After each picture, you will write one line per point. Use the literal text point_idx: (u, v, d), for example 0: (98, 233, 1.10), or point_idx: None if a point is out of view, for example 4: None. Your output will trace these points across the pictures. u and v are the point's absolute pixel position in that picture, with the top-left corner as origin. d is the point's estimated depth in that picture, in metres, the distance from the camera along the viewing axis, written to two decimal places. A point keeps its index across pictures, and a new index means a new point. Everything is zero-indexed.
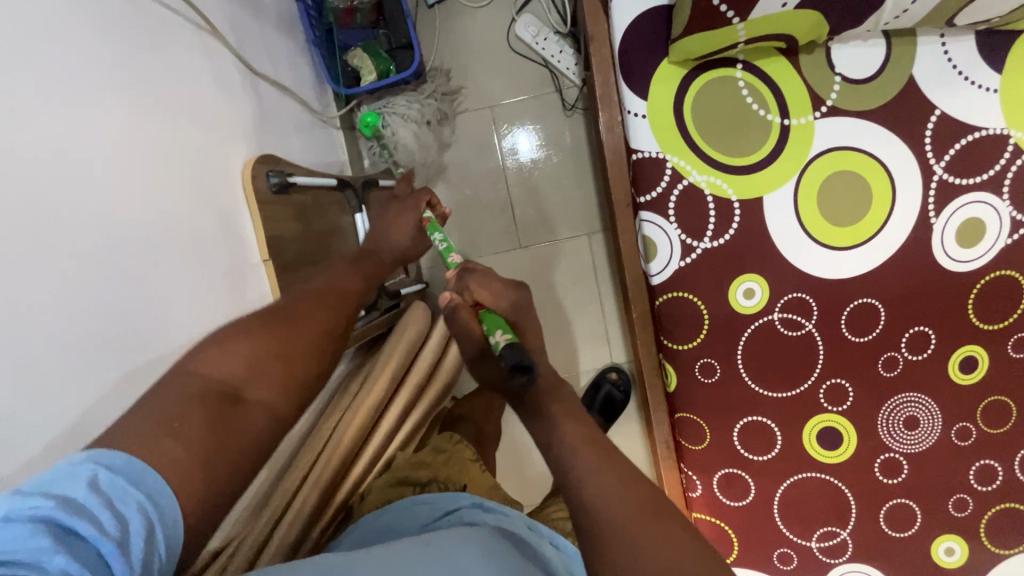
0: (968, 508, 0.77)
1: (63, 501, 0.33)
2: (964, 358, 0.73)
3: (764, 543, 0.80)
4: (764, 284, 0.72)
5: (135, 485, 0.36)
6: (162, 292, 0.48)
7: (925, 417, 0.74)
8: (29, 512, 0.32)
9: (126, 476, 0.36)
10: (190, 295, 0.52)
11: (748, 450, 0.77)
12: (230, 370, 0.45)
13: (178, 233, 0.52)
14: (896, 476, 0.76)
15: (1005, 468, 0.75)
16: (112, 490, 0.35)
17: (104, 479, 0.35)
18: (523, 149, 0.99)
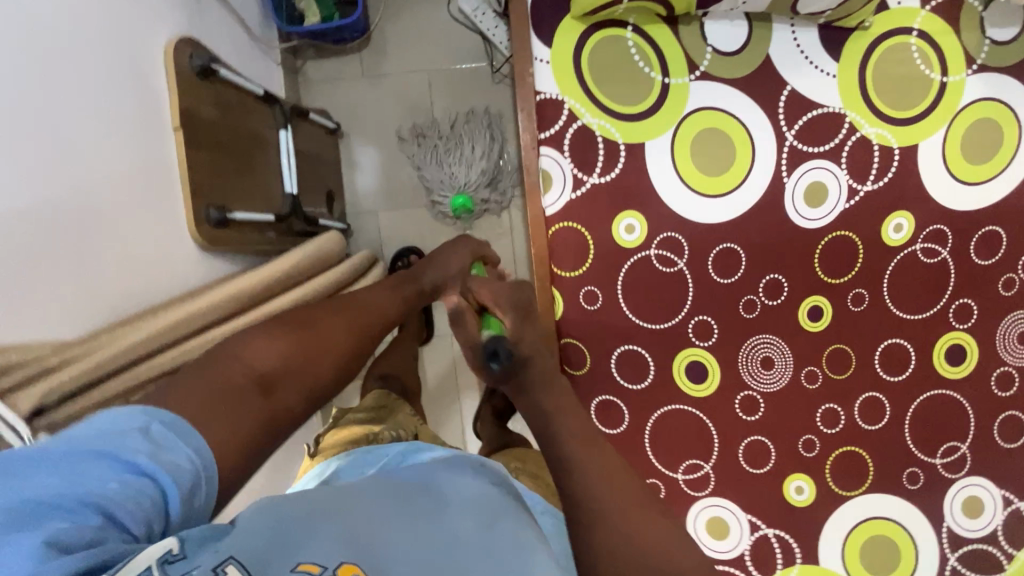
0: (816, 448, 0.85)
1: (116, 438, 0.33)
2: (812, 307, 0.83)
3: (636, 472, 0.84)
4: (643, 221, 0.80)
5: (183, 440, 0.35)
6: (57, 106, 0.51)
7: (778, 358, 0.84)
8: (88, 454, 0.32)
9: (174, 432, 0.35)
10: (84, 120, 0.54)
11: (624, 378, 0.82)
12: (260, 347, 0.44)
13: (83, 61, 0.55)
14: (753, 414, 0.84)
15: (845, 412, 0.85)
16: (164, 439, 0.35)
17: (157, 429, 0.35)
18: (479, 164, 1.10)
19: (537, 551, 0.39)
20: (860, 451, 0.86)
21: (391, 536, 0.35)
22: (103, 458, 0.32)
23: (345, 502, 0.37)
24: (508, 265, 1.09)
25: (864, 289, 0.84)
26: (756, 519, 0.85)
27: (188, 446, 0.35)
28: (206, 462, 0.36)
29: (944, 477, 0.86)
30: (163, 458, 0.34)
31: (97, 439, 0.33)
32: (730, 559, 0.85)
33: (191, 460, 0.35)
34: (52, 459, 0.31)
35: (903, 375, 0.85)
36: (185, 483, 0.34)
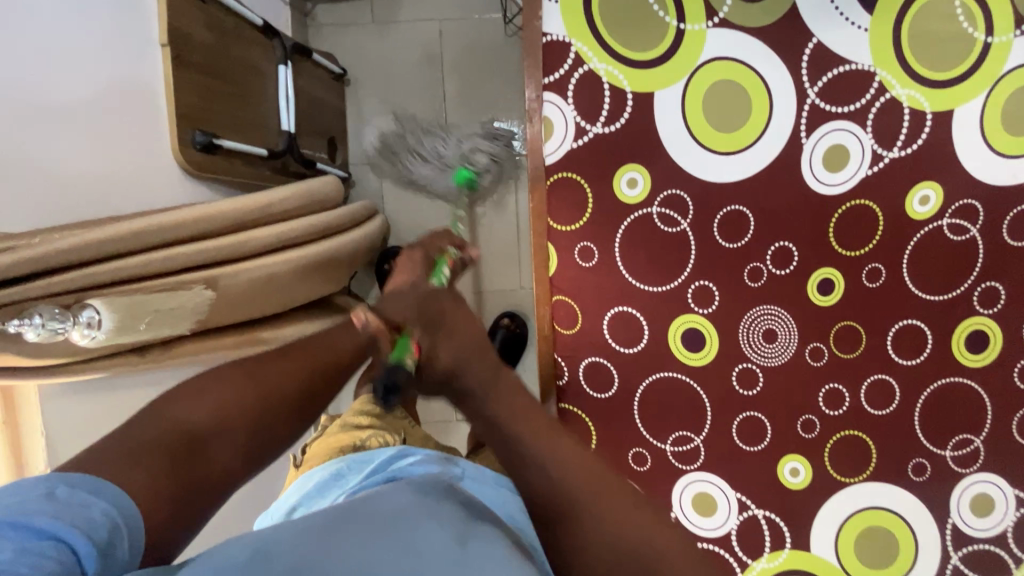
0: (816, 429, 0.81)
1: (13, 508, 0.29)
2: (822, 280, 0.78)
3: (622, 440, 0.81)
4: (647, 176, 0.76)
5: (95, 493, 0.32)
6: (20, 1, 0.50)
7: (782, 331, 0.79)
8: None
9: (83, 486, 0.32)
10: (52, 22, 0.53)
11: (616, 342, 0.79)
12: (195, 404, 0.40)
13: None
14: (752, 389, 0.80)
15: (850, 394, 0.80)
16: (75, 498, 0.31)
17: (63, 489, 0.31)
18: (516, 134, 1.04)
19: (523, 563, 0.33)
20: (864, 436, 0.81)
21: (351, 574, 0.30)
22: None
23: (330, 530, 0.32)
24: (510, 227, 1.07)
25: (881, 264, 0.78)
26: (745, 499, 0.81)
27: (100, 501, 0.32)
28: (123, 517, 0.32)
29: (953, 471, 0.81)
30: (73, 516, 0.30)
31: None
32: (715, 537, 0.82)
33: (106, 514, 0.31)
34: None
35: (917, 360, 0.80)
36: (100, 541, 0.30)
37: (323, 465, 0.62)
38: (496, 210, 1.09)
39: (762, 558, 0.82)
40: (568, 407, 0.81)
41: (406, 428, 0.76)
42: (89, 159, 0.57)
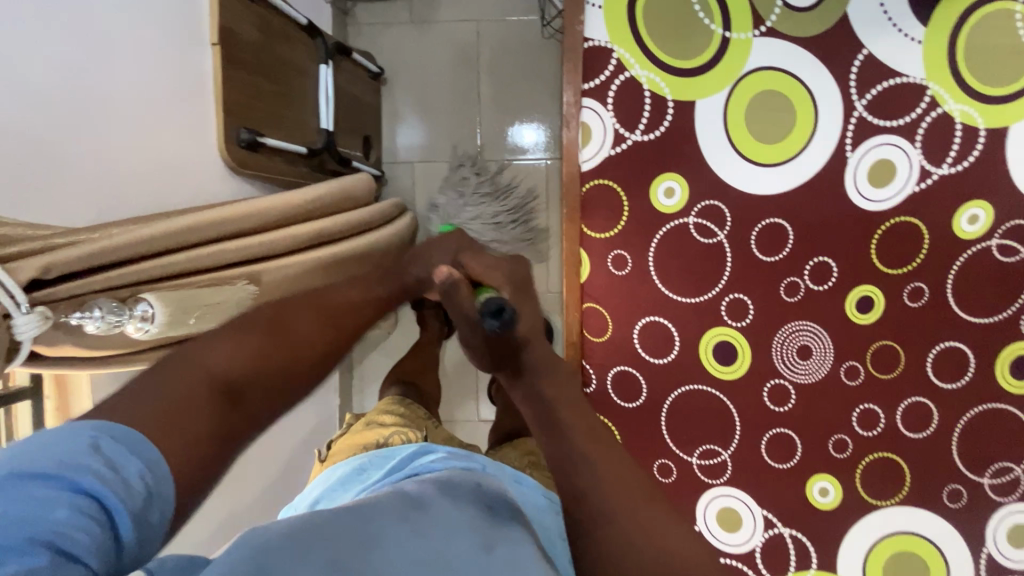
0: (848, 450, 0.79)
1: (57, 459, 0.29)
2: (861, 297, 0.77)
3: (648, 450, 0.80)
4: (684, 185, 0.75)
5: (131, 452, 0.31)
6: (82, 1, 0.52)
7: (817, 348, 0.77)
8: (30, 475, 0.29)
9: (123, 443, 0.31)
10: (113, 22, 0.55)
11: (647, 352, 0.78)
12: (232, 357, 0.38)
13: None
14: (783, 405, 0.78)
15: (886, 415, 0.78)
16: (113, 455, 0.31)
17: (104, 445, 0.31)
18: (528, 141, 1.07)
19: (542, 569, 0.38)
20: (897, 459, 0.79)
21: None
22: (46, 482, 0.29)
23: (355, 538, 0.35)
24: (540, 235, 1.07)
25: (924, 283, 0.76)
26: (771, 516, 0.80)
27: (134, 460, 0.31)
28: (156, 477, 0.32)
29: (992, 500, 0.78)
30: (114, 479, 0.30)
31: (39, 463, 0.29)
32: (739, 553, 0.81)
33: (141, 478, 0.31)
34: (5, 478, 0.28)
35: (958, 383, 0.77)
36: (136, 501, 0.30)
37: (345, 461, 0.64)
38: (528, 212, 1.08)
39: None
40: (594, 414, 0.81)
41: (430, 426, 0.76)
42: (143, 155, 0.59)
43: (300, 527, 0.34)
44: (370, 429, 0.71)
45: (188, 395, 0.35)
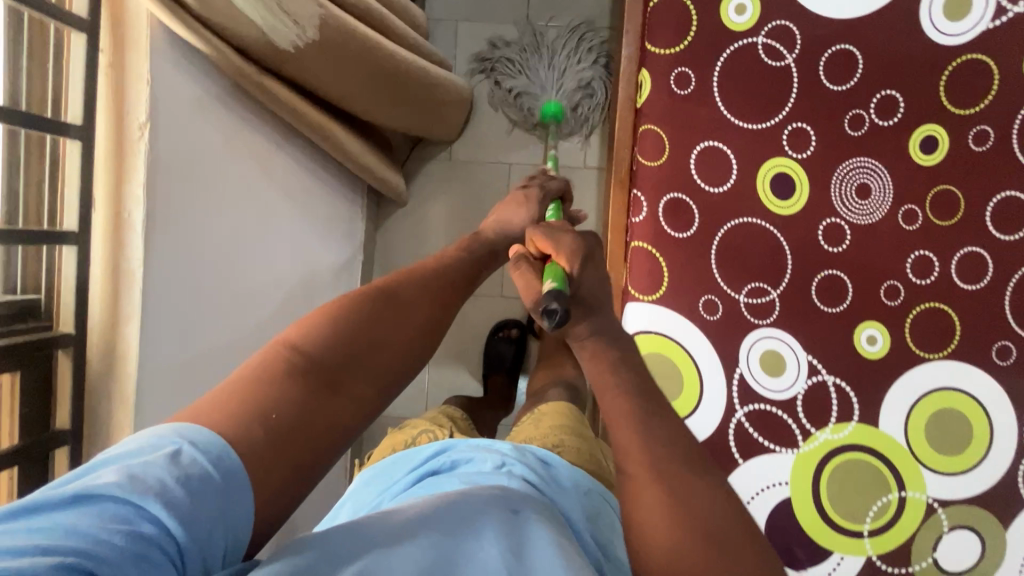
0: (900, 298, 0.76)
1: (132, 476, 0.31)
2: (925, 136, 0.75)
3: (695, 286, 0.77)
4: (756, 3, 0.73)
5: (214, 468, 0.33)
6: None
7: (876, 186, 0.75)
8: (112, 498, 0.30)
9: (206, 460, 0.33)
10: None
11: (703, 178, 0.76)
12: (317, 348, 0.42)
13: None
14: (838, 245, 0.76)
15: (941, 263, 0.76)
16: (190, 474, 0.33)
17: (185, 458, 0.33)
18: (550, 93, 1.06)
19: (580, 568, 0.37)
20: (948, 310, 0.76)
21: None
22: (119, 504, 0.30)
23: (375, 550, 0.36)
24: (580, 106, 1.06)
25: (989, 127, 0.74)
26: (816, 362, 0.77)
27: (216, 476, 0.33)
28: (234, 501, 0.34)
29: None
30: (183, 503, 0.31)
31: (119, 481, 0.31)
32: (781, 400, 0.78)
33: (212, 495, 0.33)
34: (77, 500, 0.30)
35: (1018, 235, 0.75)
36: (199, 527, 0.32)
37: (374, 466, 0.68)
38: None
39: (827, 428, 0.78)
40: (640, 244, 0.78)
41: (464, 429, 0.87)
42: None
43: (321, 548, 0.37)
44: (404, 432, 0.81)
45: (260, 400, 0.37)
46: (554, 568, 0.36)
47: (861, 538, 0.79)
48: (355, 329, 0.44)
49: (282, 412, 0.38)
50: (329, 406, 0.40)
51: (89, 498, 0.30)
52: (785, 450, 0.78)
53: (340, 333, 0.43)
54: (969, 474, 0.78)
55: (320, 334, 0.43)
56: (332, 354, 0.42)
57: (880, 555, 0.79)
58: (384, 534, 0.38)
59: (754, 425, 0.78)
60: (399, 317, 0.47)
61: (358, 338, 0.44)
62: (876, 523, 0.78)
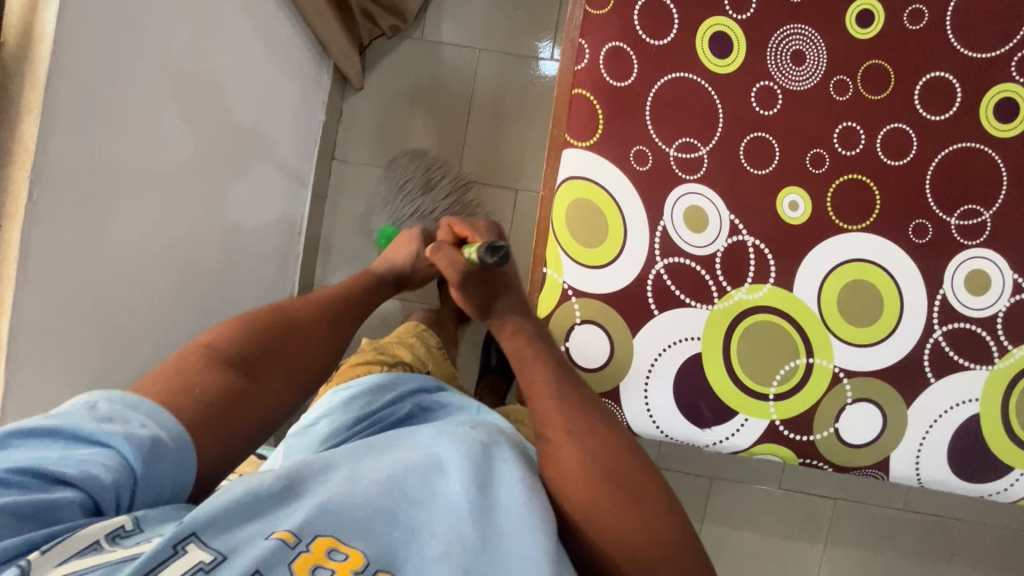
0: (825, 167, 0.79)
1: (68, 419, 0.48)
2: (862, 10, 0.77)
3: (626, 137, 0.80)
4: None
5: (134, 408, 0.51)
6: None
7: (811, 53, 0.78)
8: (55, 430, 0.47)
9: (123, 403, 0.51)
10: None
11: (645, 31, 0.78)
12: (238, 349, 0.61)
13: None
14: (769, 108, 0.78)
15: (867, 135, 0.78)
16: (116, 408, 0.50)
17: (100, 408, 0.50)
18: (549, 60, 1.12)
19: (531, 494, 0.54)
20: (868, 182, 0.78)
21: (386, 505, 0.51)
22: (57, 436, 0.47)
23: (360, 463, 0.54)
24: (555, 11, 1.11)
25: (925, 7, 0.76)
26: (737, 221, 0.79)
27: (141, 416, 0.51)
28: (162, 429, 0.51)
29: (957, 243, 0.78)
30: (113, 425, 0.48)
31: (59, 419, 0.48)
32: (701, 255, 0.80)
33: (143, 425, 0.50)
34: (33, 431, 0.47)
35: (945, 116, 0.78)
36: (138, 452, 0.48)
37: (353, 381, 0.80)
38: (538, 21, 1.12)
39: (743, 287, 0.80)
40: (580, 91, 0.80)
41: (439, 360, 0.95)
42: None
43: (288, 471, 0.51)
44: (381, 353, 0.90)
45: (200, 378, 0.57)
46: (508, 503, 0.52)
47: (766, 401, 0.81)
48: (266, 342, 0.63)
49: (201, 394, 0.56)
50: (251, 390, 0.60)
51: (39, 436, 0.47)
52: (700, 304, 0.80)
53: (258, 336, 0.63)
54: (876, 347, 0.80)
55: (239, 340, 0.62)
56: (251, 350, 0.62)
57: (783, 421, 0.81)
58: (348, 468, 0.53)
59: (672, 277, 0.80)
60: (290, 353, 0.65)
61: (275, 348, 0.64)
62: (781, 387, 0.80)
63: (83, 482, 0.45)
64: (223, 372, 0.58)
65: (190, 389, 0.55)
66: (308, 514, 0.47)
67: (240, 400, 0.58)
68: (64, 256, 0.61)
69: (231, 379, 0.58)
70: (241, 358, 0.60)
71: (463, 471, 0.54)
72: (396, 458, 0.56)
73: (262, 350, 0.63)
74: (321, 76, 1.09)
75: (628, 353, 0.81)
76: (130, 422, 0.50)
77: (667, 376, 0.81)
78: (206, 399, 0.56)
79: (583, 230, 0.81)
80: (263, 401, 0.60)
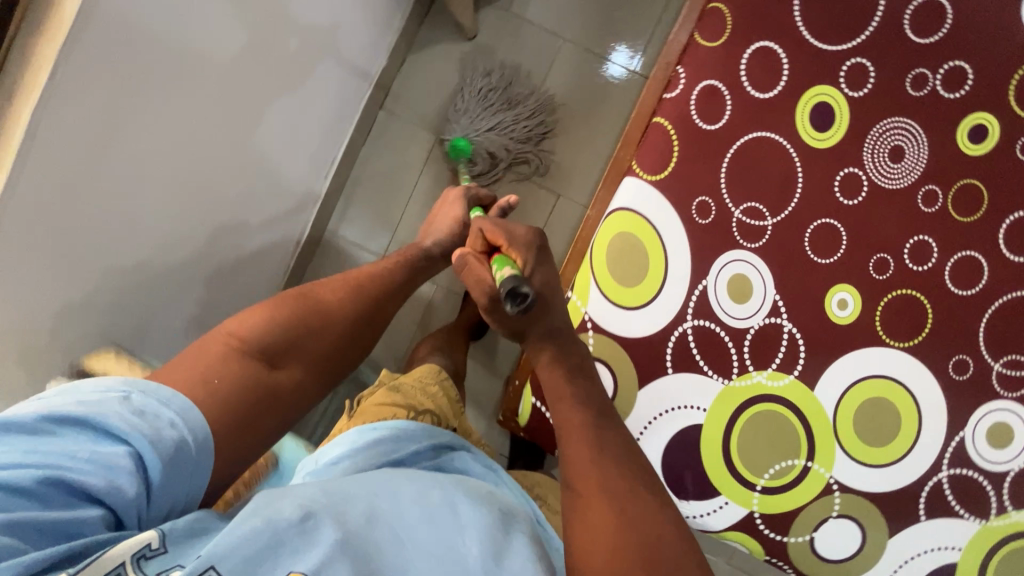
0: (887, 275, 0.74)
1: (90, 408, 0.46)
2: (974, 125, 0.71)
3: (695, 184, 0.74)
4: None
5: (165, 405, 0.49)
6: None
7: (911, 150, 0.72)
8: (78, 428, 0.46)
9: (156, 398, 0.49)
10: None
11: (749, 80, 0.72)
12: (265, 339, 0.59)
13: None
14: (850, 198, 0.73)
15: (939, 255, 0.74)
16: (147, 404, 0.49)
17: (134, 400, 0.48)
18: (619, 64, 1.06)
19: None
20: (924, 302, 0.74)
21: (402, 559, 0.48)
22: (80, 428, 0.46)
23: (383, 511, 0.51)
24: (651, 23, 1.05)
25: None
26: (781, 303, 0.75)
27: (170, 412, 0.49)
28: (194, 433, 0.50)
29: (992, 390, 0.75)
30: (140, 429, 0.47)
31: (81, 407, 0.46)
32: (733, 327, 0.75)
33: (172, 427, 0.49)
34: (44, 421, 0.44)
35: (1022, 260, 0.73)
36: (159, 453, 0.47)
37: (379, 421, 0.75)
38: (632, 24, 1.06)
39: (765, 372, 0.75)
40: (660, 121, 0.75)
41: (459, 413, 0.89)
42: None
43: (311, 502, 0.48)
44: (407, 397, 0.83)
45: (216, 363, 0.55)
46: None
47: (752, 491, 0.77)
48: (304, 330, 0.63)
49: (220, 386, 0.54)
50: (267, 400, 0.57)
51: (59, 426, 0.45)
52: (716, 376, 0.76)
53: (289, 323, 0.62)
54: (877, 468, 0.76)
55: (268, 328, 0.60)
56: (278, 343, 0.60)
57: (763, 515, 0.78)
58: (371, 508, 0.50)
59: (697, 341, 0.76)
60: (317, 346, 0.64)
61: (304, 339, 0.63)
62: (771, 481, 0.77)
63: (107, 492, 0.44)
64: (243, 363, 0.56)
65: (211, 380, 0.54)
66: (327, 553, 0.44)
67: (266, 393, 0.57)
68: (82, 145, 0.53)
69: (254, 371, 0.57)
70: (270, 351, 0.59)
71: (487, 536, 0.51)
72: (416, 500, 0.53)
73: (286, 349, 0.61)
74: (393, 19, 1.02)
75: (629, 404, 0.77)
76: (156, 418, 0.48)
77: (659, 440, 0.77)
78: (223, 399, 0.53)
79: (621, 267, 0.76)
80: (282, 394, 0.59)
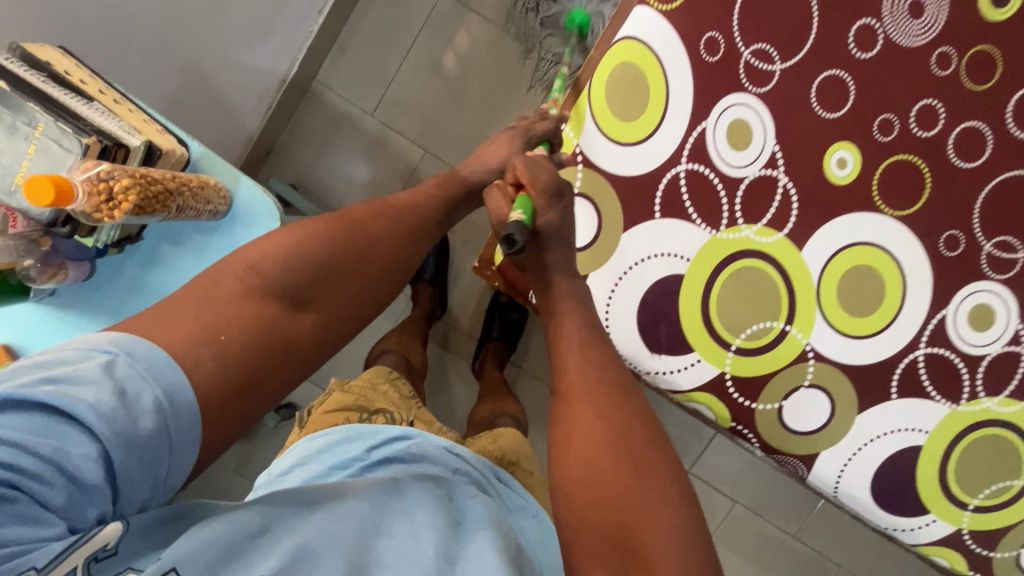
0: (891, 137, 0.71)
1: (50, 386, 0.36)
2: None
3: (704, 18, 0.71)
4: None
5: (150, 376, 0.39)
6: None
7: (931, 3, 0.68)
8: (32, 405, 0.35)
9: (142, 368, 0.39)
10: None
11: None
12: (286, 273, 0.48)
13: None
14: (863, 52, 0.70)
15: (945, 123, 0.70)
16: (126, 375, 0.38)
17: (118, 366, 0.38)
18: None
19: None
20: (923, 171, 0.71)
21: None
22: (40, 412, 0.35)
23: (332, 514, 0.46)
24: None
25: None
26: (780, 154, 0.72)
27: (154, 387, 0.39)
28: (176, 420, 0.39)
29: (978, 270, 0.72)
30: (108, 409, 0.36)
31: (38, 388, 0.35)
32: (727, 174, 0.73)
33: (154, 411, 0.38)
34: None
35: None
36: (140, 455, 0.37)
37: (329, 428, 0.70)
38: None
39: (755, 226, 0.73)
40: None
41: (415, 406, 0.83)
42: None
43: (268, 512, 0.44)
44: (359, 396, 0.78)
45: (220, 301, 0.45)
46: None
47: (725, 350, 0.75)
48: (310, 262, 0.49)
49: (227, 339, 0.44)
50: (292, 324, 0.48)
51: (7, 409, 0.34)
52: (704, 225, 0.74)
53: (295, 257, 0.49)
54: (857, 342, 0.74)
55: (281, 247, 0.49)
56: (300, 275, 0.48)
57: (733, 376, 0.76)
58: (311, 524, 0.44)
59: (689, 186, 0.73)
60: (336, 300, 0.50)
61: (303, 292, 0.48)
62: (746, 343, 0.75)
63: (68, 495, 0.35)
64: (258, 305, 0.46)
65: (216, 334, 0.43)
66: (285, 559, 0.41)
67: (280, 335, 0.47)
68: None
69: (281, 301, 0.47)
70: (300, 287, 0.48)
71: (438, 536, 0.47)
72: (374, 501, 0.49)
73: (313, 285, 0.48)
74: None
75: (612, 244, 0.75)
76: (132, 387, 0.38)
77: (635, 287, 0.76)
78: (235, 348, 0.43)
79: (620, 100, 0.73)
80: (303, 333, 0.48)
